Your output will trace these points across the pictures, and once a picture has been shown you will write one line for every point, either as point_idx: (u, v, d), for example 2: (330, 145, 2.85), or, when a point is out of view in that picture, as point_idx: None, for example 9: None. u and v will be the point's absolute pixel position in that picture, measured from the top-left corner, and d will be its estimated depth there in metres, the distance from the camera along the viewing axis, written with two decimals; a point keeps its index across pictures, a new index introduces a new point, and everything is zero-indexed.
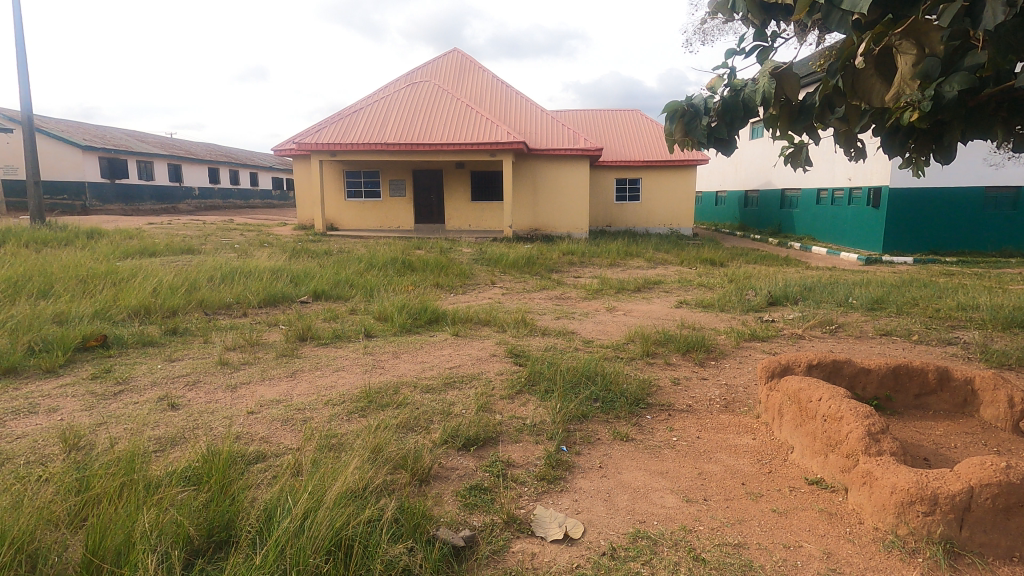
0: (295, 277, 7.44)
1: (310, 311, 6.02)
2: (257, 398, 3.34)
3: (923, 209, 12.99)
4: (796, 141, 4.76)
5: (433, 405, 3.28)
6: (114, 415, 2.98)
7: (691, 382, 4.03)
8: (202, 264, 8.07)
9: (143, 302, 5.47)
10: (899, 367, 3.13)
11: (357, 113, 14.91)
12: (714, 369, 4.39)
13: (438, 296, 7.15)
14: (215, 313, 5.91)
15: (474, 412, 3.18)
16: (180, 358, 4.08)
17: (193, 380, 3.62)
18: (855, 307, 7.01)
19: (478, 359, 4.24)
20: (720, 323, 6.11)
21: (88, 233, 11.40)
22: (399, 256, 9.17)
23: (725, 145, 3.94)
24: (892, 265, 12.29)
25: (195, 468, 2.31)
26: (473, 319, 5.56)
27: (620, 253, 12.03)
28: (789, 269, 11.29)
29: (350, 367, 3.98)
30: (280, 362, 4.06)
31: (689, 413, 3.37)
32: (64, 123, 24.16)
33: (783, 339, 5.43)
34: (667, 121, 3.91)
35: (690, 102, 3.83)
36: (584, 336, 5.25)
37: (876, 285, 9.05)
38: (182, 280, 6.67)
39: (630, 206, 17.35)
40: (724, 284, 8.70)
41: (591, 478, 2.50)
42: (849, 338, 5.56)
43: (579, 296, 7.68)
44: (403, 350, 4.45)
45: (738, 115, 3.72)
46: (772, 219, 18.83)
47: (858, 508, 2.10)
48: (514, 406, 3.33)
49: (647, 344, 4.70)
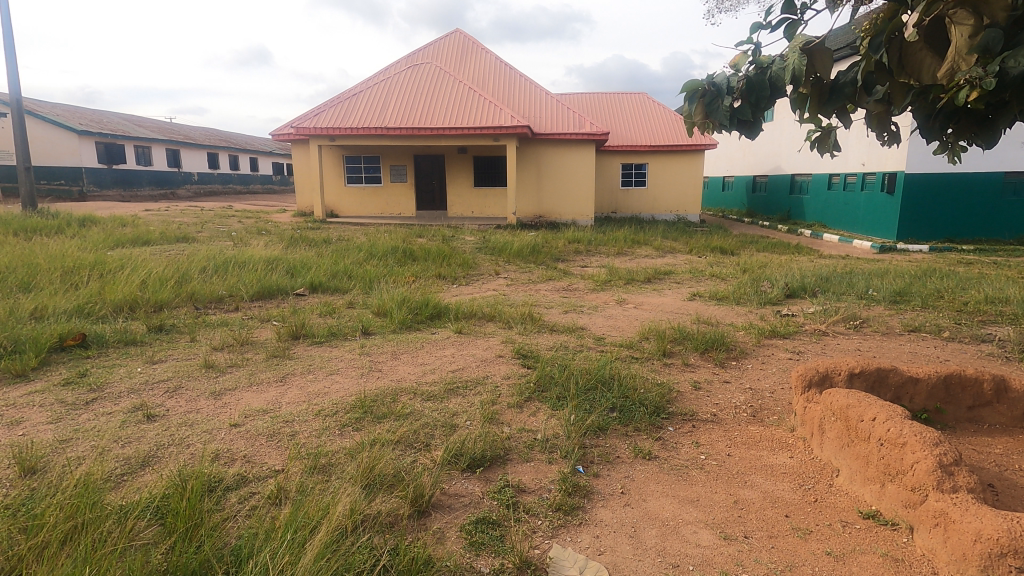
0: (292, 268, 7.14)
1: (306, 304, 5.75)
2: (243, 407, 3.06)
3: (941, 196, 12.59)
4: (825, 124, 4.41)
5: (435, 415, 2.99)
6: (82, 429, 2.69)
7: (715, 386, 3.73)
8: (195, 254, 7.77)
9: (130, 295, 5.19)
10: (950, 376, 2.82)
11: (356, 96, 14.51)
12: (737, 371, 4.09)
13: (440, 288, 6.85)
14: (206, 307, 5.63)
15: (480, 424, 2.89)
16: (163, 360, 3.79)
17: (174, 385, 3.34)
18: (878, 300, 6.69)
19: (483, 360, 3.94)
20: (737, 318, 5.80)
21: (80, 221, 11.10)
22: (400, 245, 8.86)
23: (749, 128, 3.63)
24: (907, 252, 11.96)
25: (161, 503, 2.04)
26: (477, 314, 5.26)
27: (628, 242, 11.70)
28: (801, 257, 10.97)
29: (345, 370, 3.68)
30: (269, 365, 3.76)
31: (715, 424, 3.08)
32: (60, 107, 23.75)
33: (806, 336, 5.12)
34: (686, 100, 3.52)
35: (710, 81, 3.46)
36: (595, 333, 4.95)
37: (894, 275, 8.71)
38: (172, 271, 6.38)
39: (636, 192, 16.98)
40: (737, 274, 8.37)
41: (613, 508, 2.20)
42: (876, 335, 5.24)
43: (586, 288, 7.36)
44: (402, 350, 4.15)
45: (765, 94, 3.42)
46: (781, 205, 18.41)
47: (928, 554, 1.82)
48: (524, 416, 3.05)
49: (663, 342, 4.40)
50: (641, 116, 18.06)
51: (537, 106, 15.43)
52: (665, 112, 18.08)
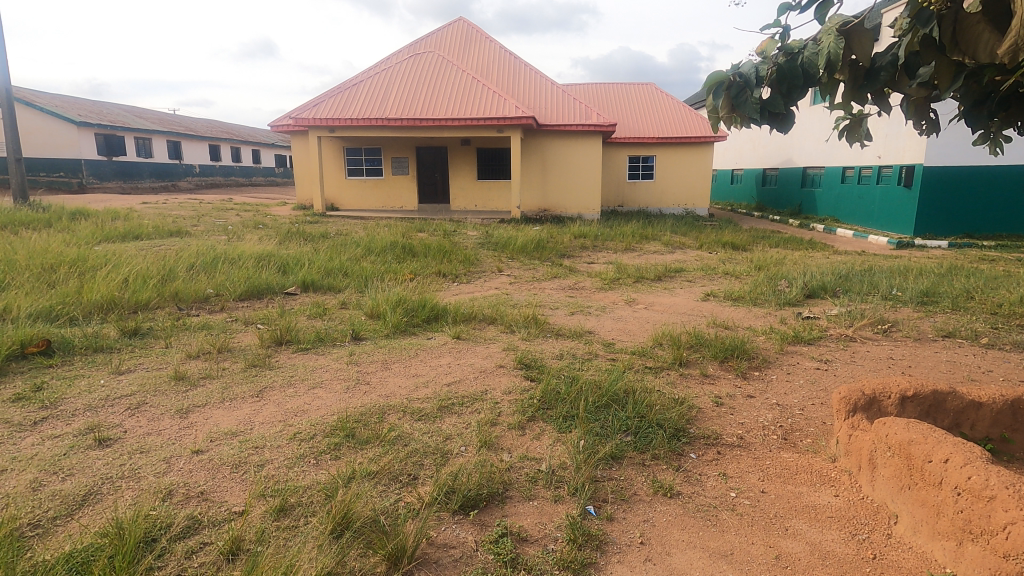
0: (284, 265, 6.81)
1: (296, 305, 5.40)
2: (210, 429, 2.71)
3: (961, 190, 12.13)
4: (857, 112, 4.03)
5: (426, 441, 2.64)
6: (19, 459, 2.35)
7: (739, 403, 3.36)
8: (185, 249, 7.43)
9: (108, 295, 4.88)
10: (1019, 401, 2.48)
11: (356, 86, 14.10)
12: (761, 384, 3.73)
13: (438, 288, 6.50)
14: (190, 306, 5.30)
15: (476, 452, 2.56)
16: (132, 370, 3.45)
17: (137, 402, 3.00)
18: (904, 301, 6.29)
19: (482, 371, 3.58)
20: (756, 321, 5.41)
21: (71, 214, 10.77)
22: (399, 239, 8.51)
23: (780, 120, 3.25)
24: (925, 248, 11.53)
25: (85, 565, 1.70)
26: (477, 317, 4.91)
27: (636, 236, 11.31)
28: (815, 253, 10.57)
29: (330, 383, 3.33)
30: (246, 377, 3.41)
31: (742, 449, 2.72)
32: (60, 99, 23.46)
33: (832, 343, 4.72)
34: (710, 96, 3.10)
35: (737, 71, 3.06)
36: (603, 338, 4.59)
37: (918, 273, 8.29)
38: (158, 268, 6.06)
39: (643, 185, 16.56)
40: (752, 272, 7.96)
41: (631, 566, 1.85)
42: (907, 341, 4.85)
43: (594, 287, 6.99)
44: (394, 359, 3.80)
45: (798, 82, 3.05)
46: (792, 198, 17.93)
47: None
48: (526, 440, 2.70)
49: (679, 350, 4.03)
50: (649, 107, 17.57)
51: (542, 97, 14.98)
52: (674, 103, 17.60)
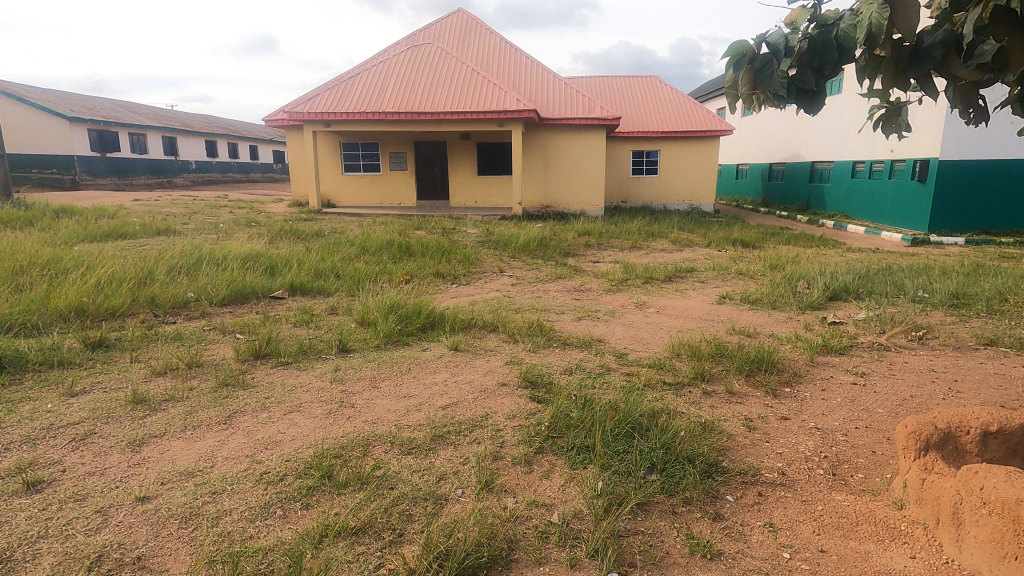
0: (272, 267, 6.39)
1: (281, 311, 5.00)
2: (164, 468, 2.31)
3: (978, 185, 11.69)
4: (896, 100, 3.55)
5: (416, 482, 2.24)
6: None
7: (774, 427, 2.96)
8: (168, 250, 7.02)
9: (76, 301, 4.48)
10: None
11: (353, 78, 13.69)
12: (795, 403, 3.32)
13: (435, 290, 6.10)
14: (167, 312, 4.91)
15: (475, 497, 2.17)
16: (87, 391, 3.05)
17: (83, 432, 2.60)
18: (933, 304, 5.88)
19: (483, 391, 3.17)
20: (779, 327, 4.99)
21: (57, 212, 10.38)
22: (396, 238, 8.10)
23: (810, 100, 2.83)
24: (942, 245, 11.10)
25: None
26: (477, 324, 4.51)
27: (642, 233, 10.91)
28: (828, 250, 10.16)
29: (310, 407, 2.92)
30: (215, 400, 3.00)
31: (787, 490, 2.32)
32: (53, 94, 23.05)
33: (864, 352, 4.32)
34: (730, 69, 2.74)
35: (763, 40, 2.64)
36: (614, 347, 4.19)
37: (941, 272, 7.86)
38: (135, 270, 5.65)
39: (647, 180, 16.12)
40: (767, 272, 7.53)
41: None
42: (947, 350, 4.43)
43: (601, 289, 6.58)
44: (384, 375, 3.40)
45: (832, 57, 2.60)
46: (800, 194, 17.49)
47: None
48: (534, 480, 2.30)
49: (701, 364, 3.64)
50: (653, 100, 17.12)
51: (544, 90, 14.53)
52: (679, 95, 17.14)
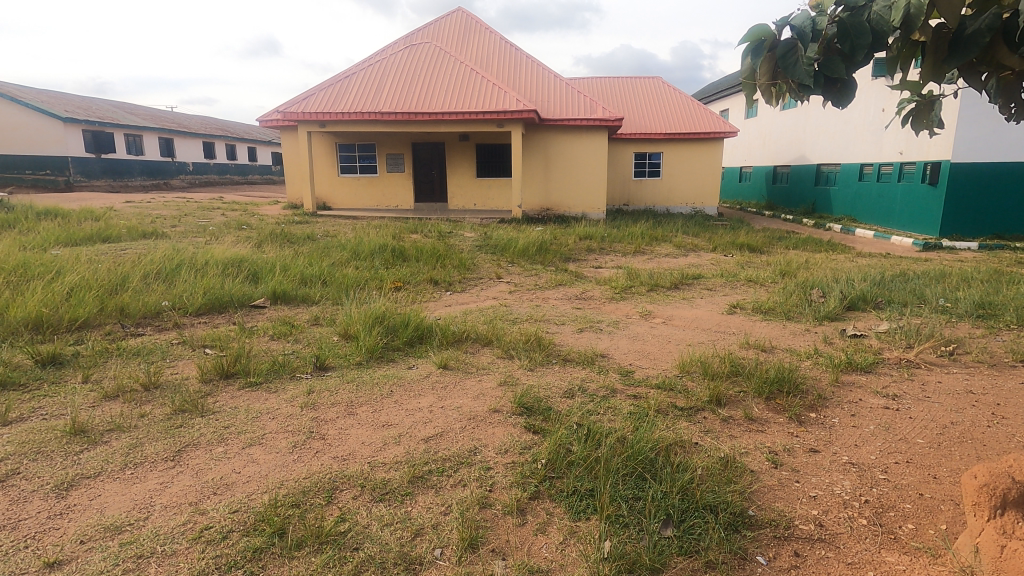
0: (255, 273, 6.05)
1: (259, 322, 4.64)
2: (88, 521, 1.94)
3: (992, 188, 11.31)
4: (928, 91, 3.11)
5: (387, 540, 1.87)
6: None
7: (803, 463, 2.58)
8: (149, 254, 6.67)
9: (34, 312, 4.11)
10: None
11: (348, 78, 13.35)
12: (823, 431, 2.95)
13: (428, 298, 5.75)
14: (137, 323, 4.54)
15: (456, 562, 1.80)
16: (23, 419, 2.69)
17: (5, 472, 2.23)
18: (958, 314, 5.50)
19: (472, 419, 2.81)
20: (797, 341, 4.62)
21: (42, 214, 10.03)
22: (389, 242, 7.74)
23: (839, 91, 2.42)
24: (954, 250, 10.73)
25: None
26: (470, 336, 4.15)
27: (646, 238, 10.54)
28: (838, 255, 9.79)
29: (274, 439, 2.56)
30: (166, 430, 2.63)
31: (828, 548, 1.96)
32: (48, 95, 22.74)
33: (891, 370, 3.94)
34: (749, 57, 2.38)
35: (785, 23, 2.25)
36: (619, 365, 3.82)
37: (958, 279, 7.49)
38: (108, 276, 5.29)
39: (650, 183, 15.76)
40: (777, 279, 7.17)
41: None
42: (982, 368, 4.06)
43: (604, 297, 6.22)
44: (363, 399, 3.04)
45: (864, 41, 2.15)
46: (805, 197, 17.12)
47: None
48: (530, 536, 1.93)
49: (715, 386, 3.27)
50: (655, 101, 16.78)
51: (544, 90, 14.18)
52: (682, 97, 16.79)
